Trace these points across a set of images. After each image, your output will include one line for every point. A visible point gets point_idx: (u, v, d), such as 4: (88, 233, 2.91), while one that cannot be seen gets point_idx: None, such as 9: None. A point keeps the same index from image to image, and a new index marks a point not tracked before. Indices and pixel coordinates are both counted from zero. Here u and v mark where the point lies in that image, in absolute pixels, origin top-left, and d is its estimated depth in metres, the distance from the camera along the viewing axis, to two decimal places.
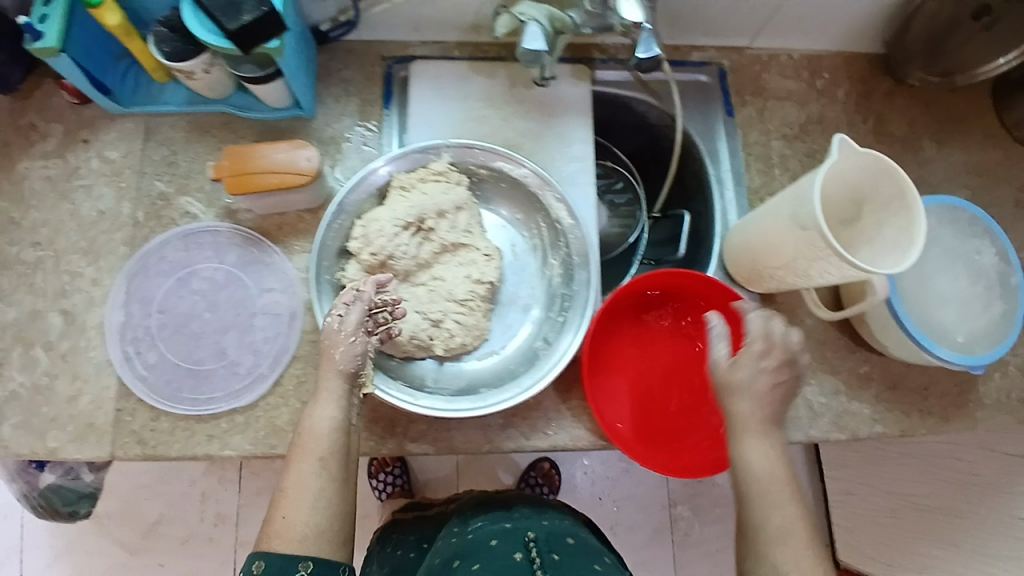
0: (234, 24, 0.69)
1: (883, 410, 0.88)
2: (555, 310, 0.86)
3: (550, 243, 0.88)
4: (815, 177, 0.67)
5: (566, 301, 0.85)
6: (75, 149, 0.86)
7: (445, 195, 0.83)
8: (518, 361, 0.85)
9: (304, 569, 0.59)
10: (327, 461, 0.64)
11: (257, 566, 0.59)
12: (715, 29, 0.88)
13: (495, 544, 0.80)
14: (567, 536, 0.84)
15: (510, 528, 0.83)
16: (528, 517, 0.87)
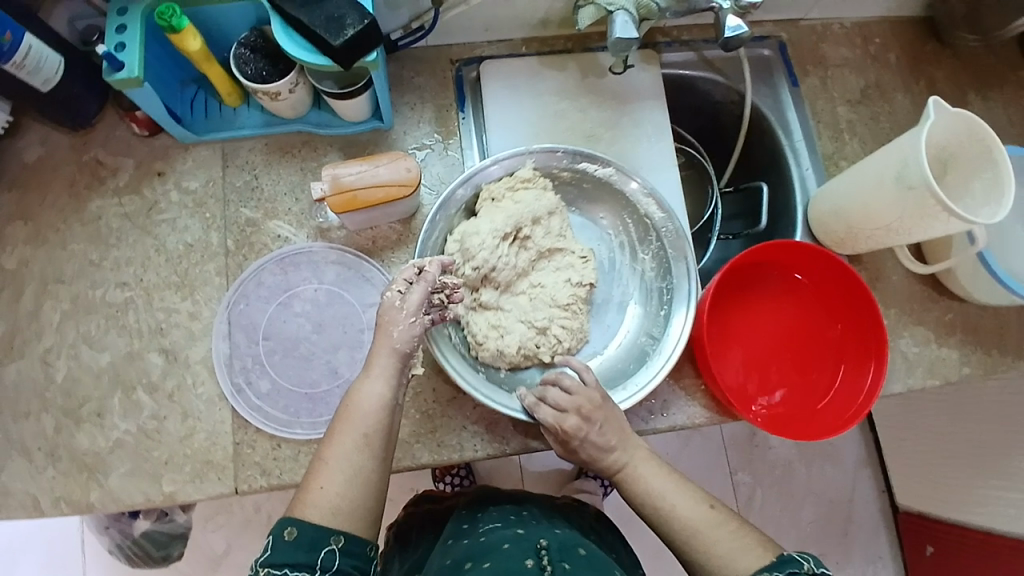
0: (340, 40, 0.68)
1: (968, 352, 0.90)
2: (653, 304, 0.87)
3: (639, 238, 0.88)
4: (919, 137, 0.70)
5: (662, 291, 0.85)
6: (151, 182, 0.83)
7: (538, 202, 0.82)
8: (624, 359, 0.86)
9: (336, 543, 0.59)
10: (372, 438, 0.64)
11: (290, 532, 0.58)
12: (775, 5, 0.91)
13: (507, 548, 0.77)
14: (578, 547, 0.81)
15: (523, 533, 0.81)
16: (545, 528, 0.84)
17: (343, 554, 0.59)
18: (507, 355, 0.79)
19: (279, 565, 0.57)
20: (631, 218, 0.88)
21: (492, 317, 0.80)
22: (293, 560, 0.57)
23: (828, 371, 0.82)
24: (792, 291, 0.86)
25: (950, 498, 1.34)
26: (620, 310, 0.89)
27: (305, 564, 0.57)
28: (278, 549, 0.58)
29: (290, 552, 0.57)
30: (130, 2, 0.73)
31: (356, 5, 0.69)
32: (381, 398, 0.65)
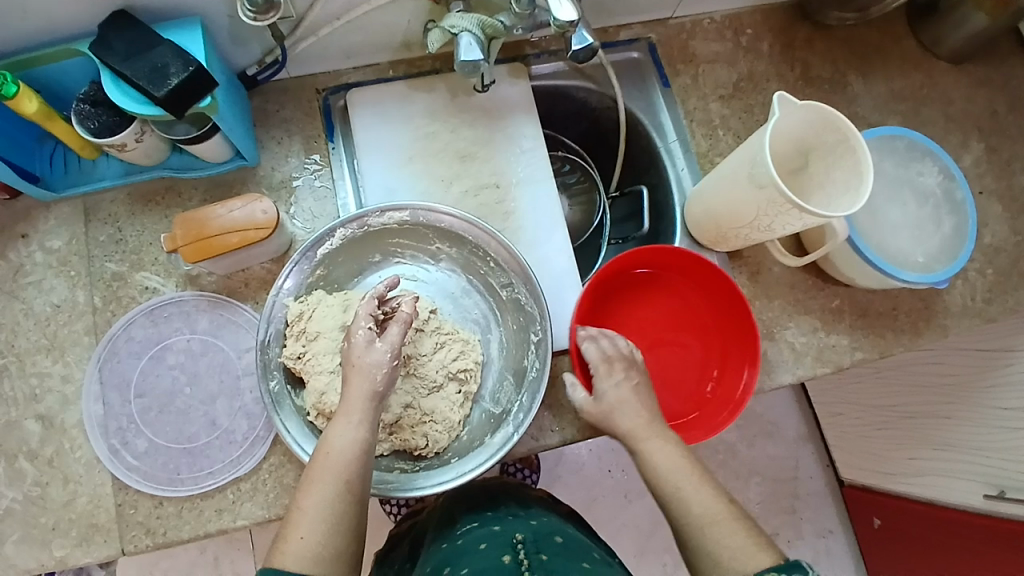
0: (162, 91, 0.67)
1: (859, 337, 0.90)
2: (501, 290, 0.85)
3: (417, 243, 0.87)
4: (763, 136, 0.69)
5: (500, 271, 0.84)
6: (15, 246, 0.82)
7: (328, 314, 0.78)
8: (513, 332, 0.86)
9: None
10: (342, 480, 0.61)
11: None
12: (638, 7, 0.90)
13: (481, 549, 0.78)
14: (555, 535, 0.83)
15: (498, 531, 0.82)
16: (521, 518, 0.85)
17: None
18: (435, 422, 0.78)
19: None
20: (421, 237, 0.86)
21: (408, 421, 0.77)
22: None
23: (705, 372, 0.86)
24: (668, 287, 0.88)
25: (885, 468, 1.35)
26: (481, 302, 0.88)
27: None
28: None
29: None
30: None
31: (181, 52, 0.68)
32: (352, 442, 0.63)
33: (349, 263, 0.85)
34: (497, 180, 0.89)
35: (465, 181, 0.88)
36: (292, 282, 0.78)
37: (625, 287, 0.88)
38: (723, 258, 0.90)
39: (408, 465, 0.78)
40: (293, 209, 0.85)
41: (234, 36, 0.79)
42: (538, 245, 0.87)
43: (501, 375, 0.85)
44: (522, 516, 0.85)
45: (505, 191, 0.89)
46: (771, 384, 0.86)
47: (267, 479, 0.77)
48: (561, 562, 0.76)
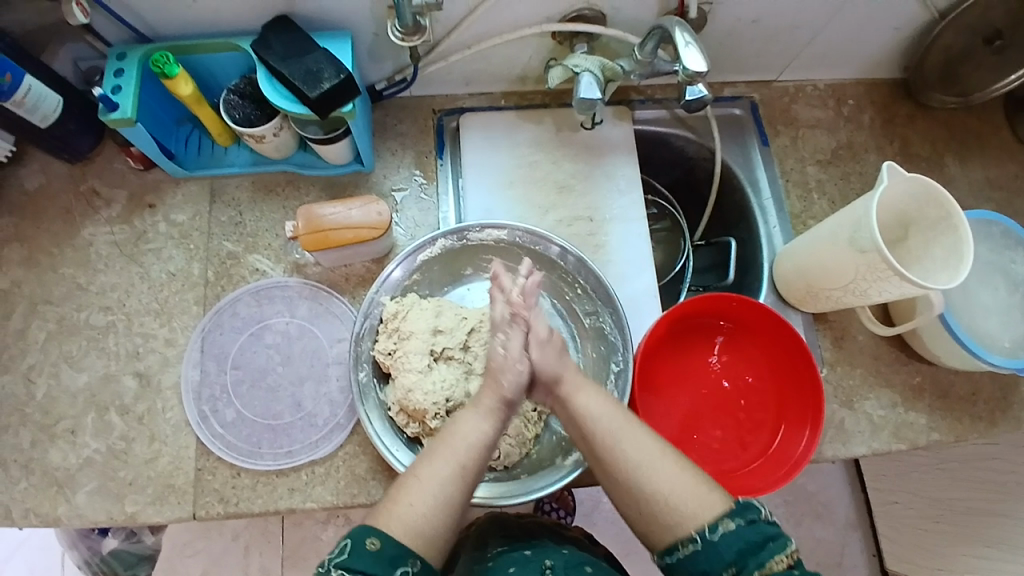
0: (315, 92, 0.73)
1: (937, 418, 0.89)
2: (584, 317, 0.87)
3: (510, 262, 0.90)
4: (869, 202, 0.71)
5: (586, 298, 0.86)
6: (141, 214, 0.88)
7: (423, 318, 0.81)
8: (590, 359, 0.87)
9: (411, 566, 0.58)
10: (466, 462, 0.65)
11: (371, 542, 0.57)
12: (747, 67, 0.95)
13: (513, 570, 0.75)
14: (586, 565, 0.77)
15: (530, 556, 0.78)
16: (555, 548, 0.80)
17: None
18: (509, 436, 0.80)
19: (355, 574, 0.56)
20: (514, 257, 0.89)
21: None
22: (370, 571, 0.56)
23: (765, 432, 0.84)
24: (735, 342, 0.88)
25: (939, 565, 1.29)
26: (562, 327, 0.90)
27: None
28: (358, 554, 0.57)
29: (366, 561, 0.56)
30: (129, 49, 0.78)
31: (334, 60, 0.75)
32: (480, 429, 0.67)
33: (442, 272, 0.89)
34: (591, 214, 0.92)
35: (561, 211, 0.92)
36: (394, 277, 0.82)
37: (690, 334, 0.88)
38: (807, 319, 0.91)
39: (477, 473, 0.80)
40: (397, 217, 0.90)
41: (373, 52, 0.86)
42: (626, 281, 0.89)
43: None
44: (554, 545, 0.81)
45: (598, 225, 0.91)
46: (846, 453, 0.86)
47: (340, 466, 0.80)
48: None
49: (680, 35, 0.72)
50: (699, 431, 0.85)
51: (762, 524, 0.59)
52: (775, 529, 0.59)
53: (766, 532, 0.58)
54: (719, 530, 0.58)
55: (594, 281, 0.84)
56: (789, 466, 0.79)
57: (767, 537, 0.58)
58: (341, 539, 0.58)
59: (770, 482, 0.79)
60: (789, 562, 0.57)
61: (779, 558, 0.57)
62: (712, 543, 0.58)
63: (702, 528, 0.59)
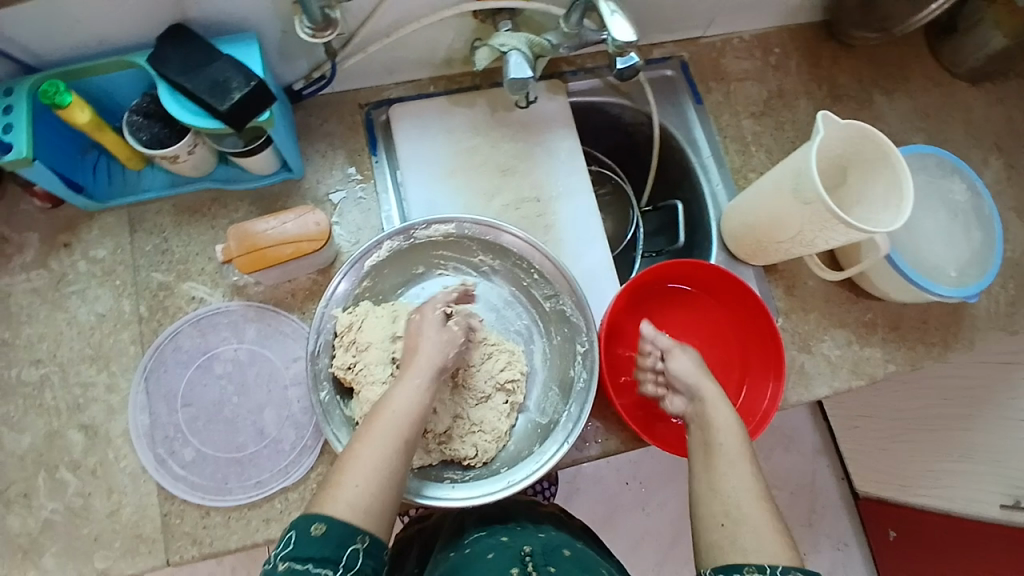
0: (226, 104, 0.68)
1: (891, 349, 0.92)
2: (545, 301, 0.86)
3: (460, 254, 0.88)
4: (810, 152, 0.71)
5: (544, 283, 0.85)
6: (58, 256, 0.82)
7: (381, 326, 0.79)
8: (558, 343, 0.87)
9: (360, 542, 0.57)
10: (396, 432, 0.64)
11: (318, 527, 0.57)
12: (674, 25, 0.93)
13: (491, 557, 0.74)
14: (564, 548, 0.78)
15: (507, 542, 0.77)
16: (529, 530, 0.81)
17: (366, 556, 0.58)
18: (485, 433, 0.79)
19: (304, 560, 0.55)
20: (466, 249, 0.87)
21: (458, 430, 0.78)
22: (318, 554, 0.56)
23: (730, 388, 0.85)
24: (696, 303, 0.88)
25: (904, 479, 1.36)
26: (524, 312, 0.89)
27: (330, 560, 0.56)
28: (304, 542, 0.56)
29: (312, 545, 0.56)
30: (15, 82, 0.71)
31: (241, 66, 0.70)
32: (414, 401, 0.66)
33: (393, 274, 0.86)
34: (537, 194, 0.90)
35: (506, 195, 0.89)
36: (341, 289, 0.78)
37: (651, 298, 0.88)
38: (757, 273, 0.93)
39: (460, 474, 0.79)
40: (338, 222, 0.86)
41: (283, 52, 0.81)
42: (580, 258, 0.88)
43: (546, 384, 0.86)
44: (530, 528, 0.81)
45: (545, 205, 0.90)
46: (809, 396, 0.88)
47: (315, 488, 0.78)
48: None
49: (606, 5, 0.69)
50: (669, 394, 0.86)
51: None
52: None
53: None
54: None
55: (549, 265, 0.82)
56: (757, 418, 0.80)
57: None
58: (284, 530, 0.58)
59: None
60: None
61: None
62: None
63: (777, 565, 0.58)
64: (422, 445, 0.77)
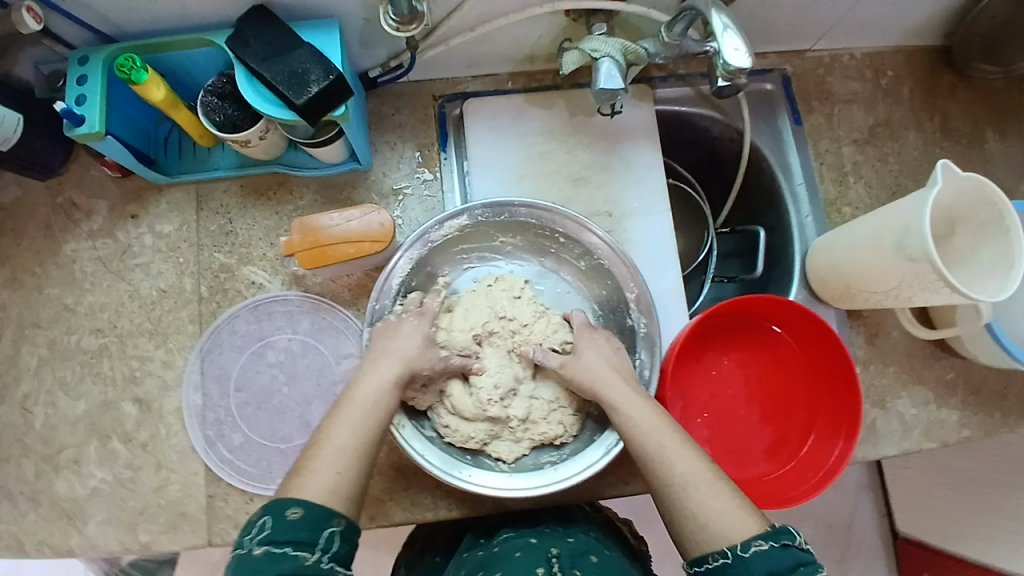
0: (302, 99, 0.65)
1: (969, 414, 0.85)
2: (578, 262, 0.82)
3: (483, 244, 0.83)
4: (921, 206, 0.65)
5: (571, 244, 0.80)
6: (124, 226, 0.82)
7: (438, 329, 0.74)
8: (602, 296, 0.83)
9: (339, 523, 0.56)
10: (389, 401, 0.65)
11: (295, 510, 0.55)
12: (777, 38, 0.86)
13: (518, 557, 0.68)
14: (591, 553, 0.70)
15: (535, 542, 0.71)
16: (562, 534, 0.73)
17: (342, 539, 0.57)
18: (564, 407, 0.77)
19: (282, 543, 0.54)
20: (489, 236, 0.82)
21: (538, 413, 0.76)
22: (295, 538, 0.54)
23: (795, 433, 0.81)
24: (769, 339, 0.84)
25: None
26: (562, 281, 0.85)
27: (308, 543, 0.55)
28: (280, 525, 0.55)
29: (290, 529, 0.55)
30: (91, 51, 0.70)
31: (321, 59, 0.66)
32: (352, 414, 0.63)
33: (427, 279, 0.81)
34: (610, 209, 0.85)
35: (577, 206, 0.85)
36: (393, 285, 0.75)
37: (717, 332, 0.84)
38: (839, 315, 0.87)
39: (557, 454, 0.77)
40: (401, 218, 0.84)
41: (364, 39, 0.77)
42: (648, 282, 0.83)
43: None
44: (558, 531, 0.73)
45: (617, 221, 0.85)
46: (875, 454, 0.84)
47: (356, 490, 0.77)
48: None
49: (718, 18, 0.63)
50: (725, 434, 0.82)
51: (796, 550, 0.56)
52: (808, 555, 0.56)
53: (800, 557, 0.55)
54: (751, 548, 0.55)
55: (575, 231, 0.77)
56: (820, 474, 0.76)
57: (799, 562, 0.55)
58: (256, 518, 0.56)
59: (801, 491, 0.75)
60: None
61: None
62: (744, 560, 0.55)
63: (732, 546, 0.56)
64: (510, 437, 0.76)
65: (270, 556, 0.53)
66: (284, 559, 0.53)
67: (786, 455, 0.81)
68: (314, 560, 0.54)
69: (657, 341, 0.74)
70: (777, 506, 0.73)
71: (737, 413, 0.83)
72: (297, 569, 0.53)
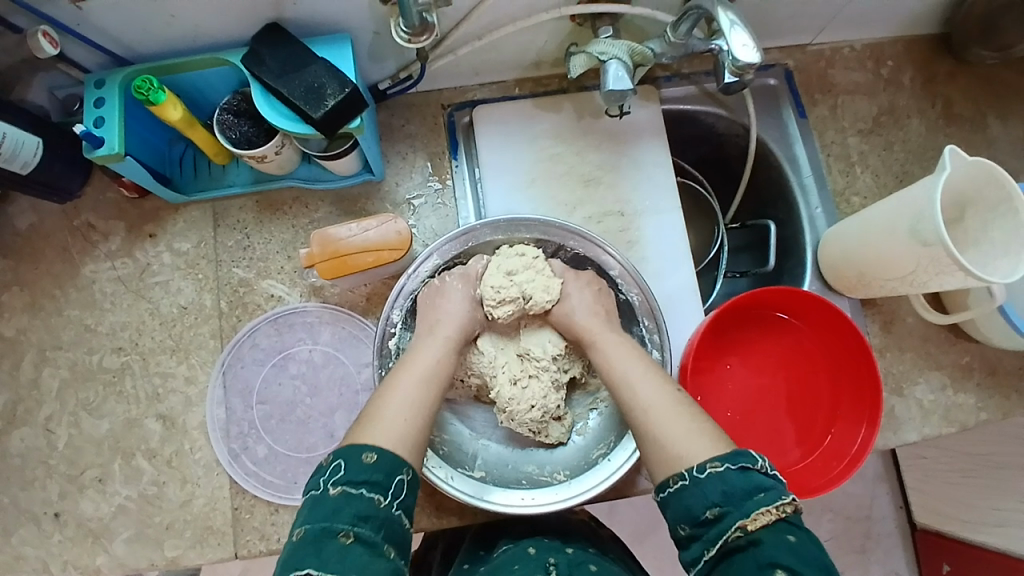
0: (320, 112, 0.66)
1: (986, 397, 0.86)
2: (555, 258, 0.81)
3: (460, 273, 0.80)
4: (934, 190, 0.66)
5: (543, 245, 0.79)
6: (142, 245, 0.83)
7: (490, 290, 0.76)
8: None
9: (408, 474, 0.57)
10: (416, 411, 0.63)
11: (370, 456, 0.57)
12: (778, 32, 0.88)
13: (516, 568, 0.67)
14: (589, 563, 0.69)
15: (533, 552, 0.70)
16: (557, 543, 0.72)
17: (409, 490, 0.57)
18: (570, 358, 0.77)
19: (357, 485, 0.55)
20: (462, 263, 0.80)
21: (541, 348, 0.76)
22: (371, 479, 0.55)
23: (816, 423, 0.82)
24: (782, 328, 0.85)
25: None
26: None
27: (380, 485, 0.56)
28: (354, 467, 0.56)
29: (362, 471, 0.56)
30: (108, 73, 0.72)
31: (336, 73, 0.68)
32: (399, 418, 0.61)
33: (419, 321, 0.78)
34: (621, 208, 0.86)
35: (589, 207, 0.86)
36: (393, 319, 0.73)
37: (732, 327, 0.84)
38: (855, 305, 0.88)
39: (605, 444, 0.77)
40: (415, 226, 0.84)
41: (375, 52, 0.79)
42: (662, 277, 0.84)
43: None
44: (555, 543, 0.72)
45: (629, 220, 0.86)
46: (896, 440, 0.84)
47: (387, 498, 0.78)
48: None
49: (725, 16, 0.65)
50: (747, 429, 0.83)
51: (755, 474, 0.54)
52: (770, 479, 0.54)
53: (759, 483, 0.54)
54: (707, 470, 0.55)
55: (541, 228, 0.76)
56: (846, 462, 0.76)
57: (757, 486, 0.53)
58: (328, 460, 0.57)
59: (828, 479, 0.76)
60: (781, 515, 0.52)
61: (764, 509, 0.52)
62: (699, 482, 0.55)
63: (691, 467, 0.56)
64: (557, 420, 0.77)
65: (346, 496, 0.54)
66: (359, 499, 0.54)
67: (809, 444, 0.82)
68: (386, 506, 0.55)
69: (654, 302, 0.74)
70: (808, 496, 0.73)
71: (757, 408, 0.84)
72: (371, 511, 0.54)
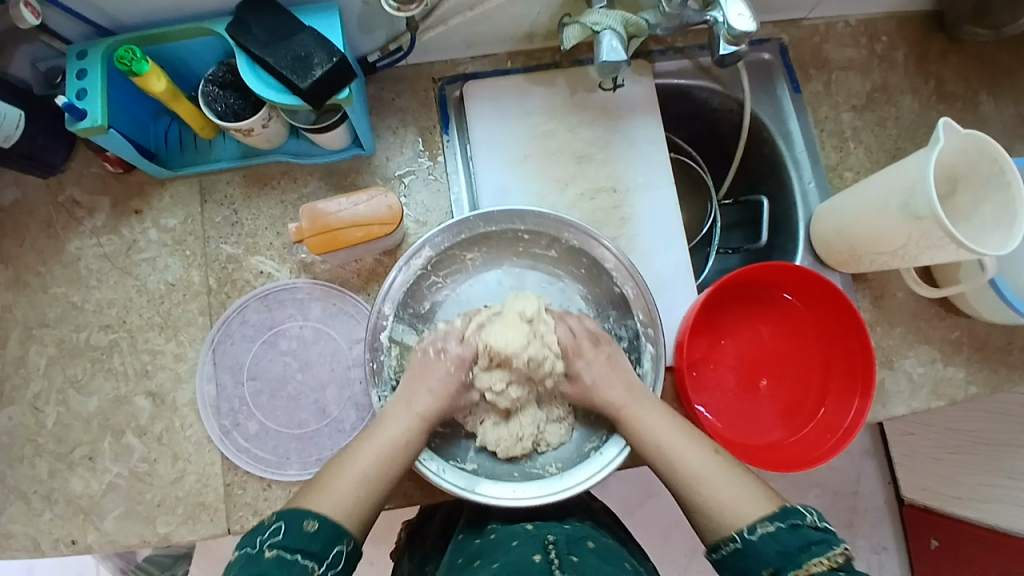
0: (307, 82, 0.65)
1: (974, 370, 0.86)
2: (550, 250, 0.80)
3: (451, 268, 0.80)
4: (927, 166, 0.65)
5: (538, 237, 0.78)
6: (128, 221, 0.82)
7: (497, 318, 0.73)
8: (584, 277, 0.81)
9: (347, 544, 0.60)
10: None
11: (309, 524, 0.59)
12: (772, 6, 0.87)
13: (514, 545, 0.66)
14: (588, 539, 0.69)
15: (531, 529, 0.69)
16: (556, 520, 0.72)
17: (348, 558, 0.60)
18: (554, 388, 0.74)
19: (293, 551, 0.57)
20: (454, 258, 0.79)
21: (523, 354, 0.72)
22: (307, 547, 0.58)
23: (809, 396, 0.82)
24: (779, 303, 0.85)
25: None
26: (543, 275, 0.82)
27: (317, 555, 0.58)
28: (293, 533, 0.58)
29: (301, 539, 0.58)
30: (89, 44, 0.70)
31: (324, 42, 0.66)
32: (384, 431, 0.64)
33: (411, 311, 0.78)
34: (614, 185, 0.85)
35: (581, 183, 0.85)
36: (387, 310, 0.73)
37: (727, 303, 0.85)
38: (845, 280, 0.88)
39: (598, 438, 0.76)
40: (406, 201, 0.83)
41: (364, 23, 0.78)
42: (654, 255, 0.84)
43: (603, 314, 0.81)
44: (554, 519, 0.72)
45: (621, 196, 0.85)
46: (885, 414, 0.85)
47: None
48: (595, 565, 0.63)
49: None
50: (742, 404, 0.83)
51: (806, 529, 0.57)
52: (822, 533, 0.57)
53: (809, 537, 0.57)
54: (758, 531, 0.59)
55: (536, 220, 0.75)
56: (839, 434, 0.76)
57: (809, 541, 0.56)
58: (269, 520, 0.59)
59: (822, 451, 0.76)
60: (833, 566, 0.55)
61: (816, 561, 0.55)
62: (750, 543, 0.58)
63: (742, 529, 0.59)
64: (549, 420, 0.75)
65: (279, 562, 0.56)
66: (294, 567, 0.56)
67: (804, 417, 0.82)
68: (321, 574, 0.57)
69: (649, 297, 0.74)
70: (800, 469, 0.74)
71: (752, 383, 0.84)
72: None
